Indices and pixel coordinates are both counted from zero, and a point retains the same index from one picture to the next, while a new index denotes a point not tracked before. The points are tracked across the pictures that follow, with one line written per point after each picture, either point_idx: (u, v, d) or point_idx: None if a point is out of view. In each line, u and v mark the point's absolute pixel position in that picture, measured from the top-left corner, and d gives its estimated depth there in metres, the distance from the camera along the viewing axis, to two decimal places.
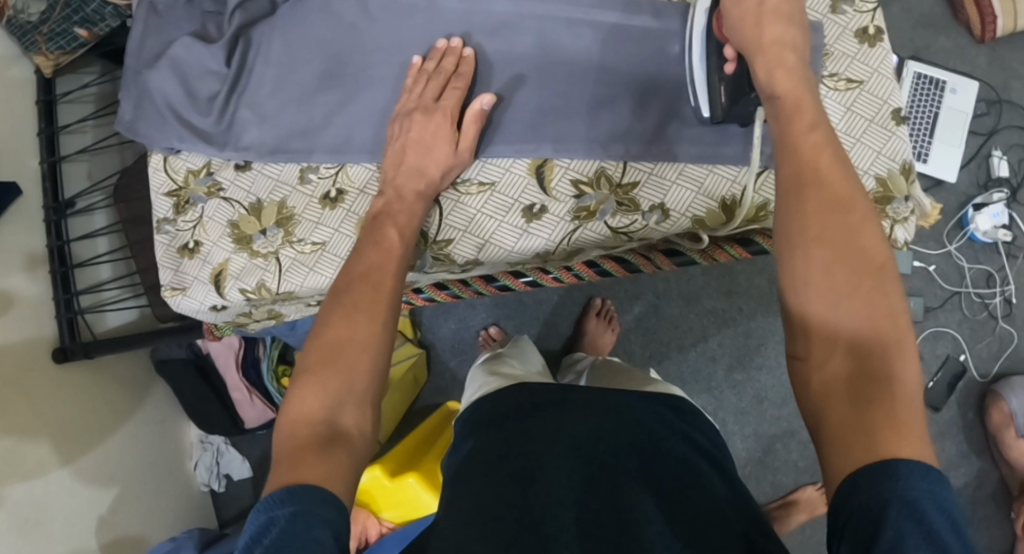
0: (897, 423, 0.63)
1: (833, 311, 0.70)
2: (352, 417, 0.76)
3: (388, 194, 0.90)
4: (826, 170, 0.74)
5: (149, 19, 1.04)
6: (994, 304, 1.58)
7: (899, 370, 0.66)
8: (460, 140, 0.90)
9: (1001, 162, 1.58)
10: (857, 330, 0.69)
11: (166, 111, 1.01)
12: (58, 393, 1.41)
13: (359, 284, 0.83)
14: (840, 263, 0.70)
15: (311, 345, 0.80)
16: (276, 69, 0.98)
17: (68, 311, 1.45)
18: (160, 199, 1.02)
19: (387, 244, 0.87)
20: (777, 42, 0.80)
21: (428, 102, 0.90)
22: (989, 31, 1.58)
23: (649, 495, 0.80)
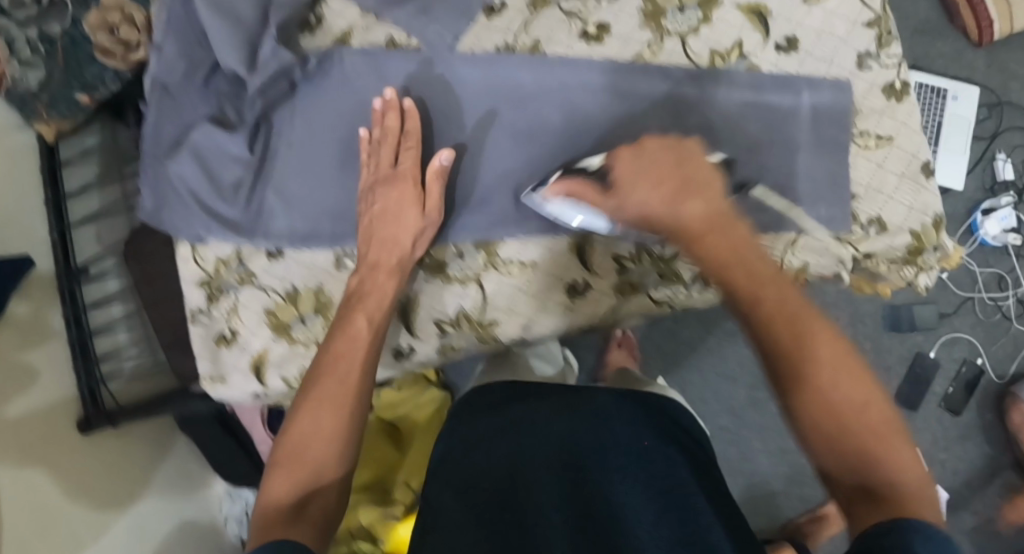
0: (895, 469, 0.66)
1: (836, 426, 0.67)
2: (322, 498, 0.75)
3: (363, 271, 0.88)
4: (774, 312, 0.71)
5: (162, 103, 1.02)
6: (1007, 306, 1.59)
7: (869, 417, 0.68)
8: (427, 200, 0.88)
9: (1005, 165, 1.60)
10: (841, 414, 0.68)
11: (190, 200, 1.00)
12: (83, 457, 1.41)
13: (323, 366, 0.81)
14: (812, 371, 0.69)
15: (279, 437, 0.78)
16: (299, 152, 0.96)
17: (89, 381, 1.44)
18: (192, 290, 1.01)
19: (355, 329, 0.84)
20: (703, 220, 0.76)
21: (386, 170, 0.88)
22: (986, 35, 1.59)
23: (633, 485, 0.79)
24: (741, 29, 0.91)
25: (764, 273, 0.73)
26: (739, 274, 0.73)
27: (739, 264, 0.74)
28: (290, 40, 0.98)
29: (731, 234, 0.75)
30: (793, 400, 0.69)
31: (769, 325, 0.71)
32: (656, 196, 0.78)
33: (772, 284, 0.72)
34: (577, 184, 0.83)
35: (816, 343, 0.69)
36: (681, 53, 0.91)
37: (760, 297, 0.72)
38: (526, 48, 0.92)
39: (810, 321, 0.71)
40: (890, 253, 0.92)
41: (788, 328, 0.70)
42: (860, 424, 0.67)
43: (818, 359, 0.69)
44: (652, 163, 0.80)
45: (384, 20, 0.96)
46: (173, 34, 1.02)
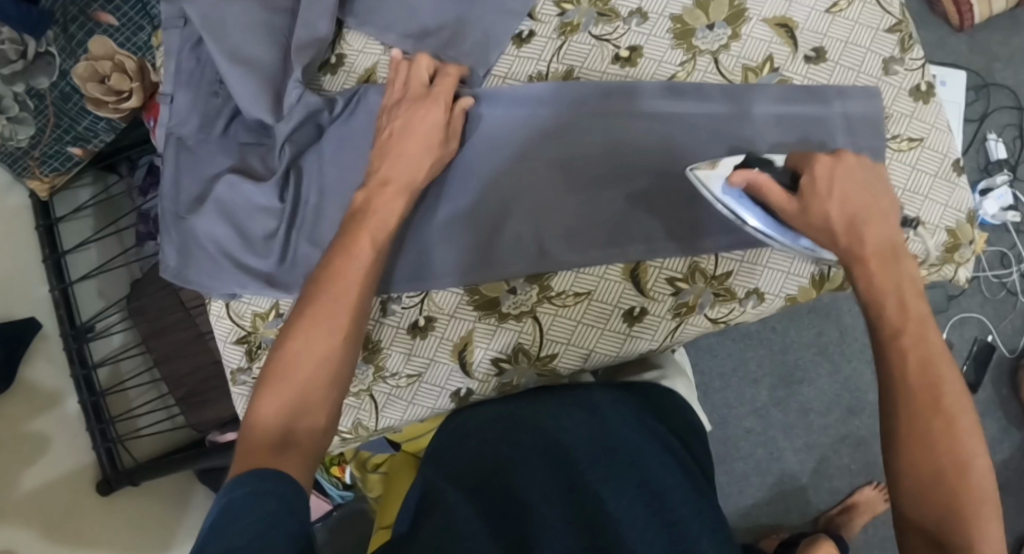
0: (977, 531, 0.64)
1: (929, 477, 0.66)
2: (308, 425, 0.73)
3: (371, 186, 0.85)
4: (929, 353, 0.70)
5: (180, 156, 0.99)
6: (1012, 281, 1.62)
7: (973, 475, 0.66)
8: (449, 137, 0.89)
9: (997, 144, 1.62)
10: (945, 460, 0.66)
11: (219, 256, 0.96)
12: (108, 521, 1.35)
13: (325, 289, 0.77)
14: (942, 422, 0.68)
15: (273, 352, 0.76)
16: (333, 198, 0.94)
17: (105, 440, 1.35)
18: (230, 348, 0.98)
19: (359, 253, 0.80)
20: (885, 246, 0.76)
21: (418, 93, 0.89)
22: (966, 20, 1.62)
23: (629, 484, 0.78)
24: (770, 43, 0.92)
25: (918, 314, 0.72)
26: (892, 305, 0.73)
27: (894, 296, 0.73)
28: (312, 80, 0.97)
29: (902, 274, 0.74)
30: (900, 435, 0.68)
31: (906, 356, 0.70)
32: (837, 214, 0.78)
33: (918, 322, 0.71)
34: (759, 179, 0.81)
35: (947, 387, 0.69)
36: (714, 71, 0.92)
37: (902, 325, 0.72)
38: (559, 76, 0.93)
39: (951, 373, 0.69)
40: (929, 253, 0.92)
41: (930, 378, 0.69)
42: (964, 480, 0.66)
43: (948, 416, 0.68)
44: (843, 183, 0.79)
45: (407, 57, 0.96)
46: (185, 85, 1.00)
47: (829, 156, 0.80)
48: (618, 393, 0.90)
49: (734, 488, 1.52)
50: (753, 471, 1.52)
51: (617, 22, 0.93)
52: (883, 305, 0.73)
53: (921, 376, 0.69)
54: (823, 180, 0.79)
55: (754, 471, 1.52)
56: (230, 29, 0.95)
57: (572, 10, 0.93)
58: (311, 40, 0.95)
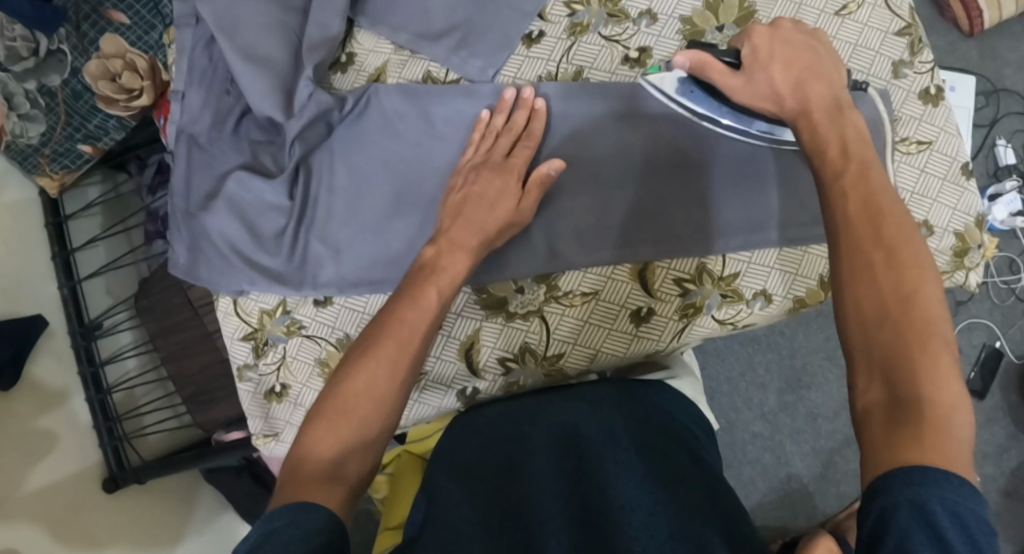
0: (925, 375, 0.58)
1: (874, 311, 0.61)
2: (357, 465, 0.71)
3: (440, 244, 0.84)
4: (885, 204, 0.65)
5: (192, 154, 0.99)
6: (1021, 288, 1.61)
7: (915, 304, 0.61)
8: (523, 199, 0.87)
9: (1006, 150, 1.62)
10: (886, 290, 0.61)
11: (229, 253, 0.96)
12: (118, 516, 1.35)
13: (387, 335, 0.76)
14: (888, 254, 0.63)
15: (328, 389, 0.74)
16: (342, 197, 0.95)
17: (111, 439, 1.37)
18: (237, 345, 0.98)
19: (423, 299, 0.80)
20: (827, 97, 0.74)
21: (497, 157, 0.88)
22: (977, 25, 1.62)
23: (632, 469, 0.76)
24: None
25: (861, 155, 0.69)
26: (829, 170, 0.69)
27: (837, 143, 0.71)
28: (323, 79, 0.97)
29: (847, 119, 0.72)
30: (845, 273, 0.63)
31: (848, 208, 0.66)
32: (781, 77, 0.77)
33: (859, 164, 0.68)
34: (705, 58, 0.82)
35: (891, 219, 0.64)
36: None
37: (843, 169, 0.68)
38: (569, 76, 0.93)
39: (892, 203, 0.65)
40: (938, 256, 0.91)
41: (877, 212, 0.64)
42: (909, 314, 0.60)
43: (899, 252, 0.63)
44: (780, 50, 0.78)
45: (419, 55, 0.96)
46: (198, 83, 1.01)
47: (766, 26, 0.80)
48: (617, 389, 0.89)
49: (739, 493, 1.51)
50: (760, 475, 1.51)
51: (627, 23, 0.93)
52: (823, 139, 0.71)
53: (865, 213, 0.65)
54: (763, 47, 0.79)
55: (761, 475, 1.51)
56: (243, 29, 0.96)
57: (582, 11, 0.94)
58: (323, 39, 0.95)
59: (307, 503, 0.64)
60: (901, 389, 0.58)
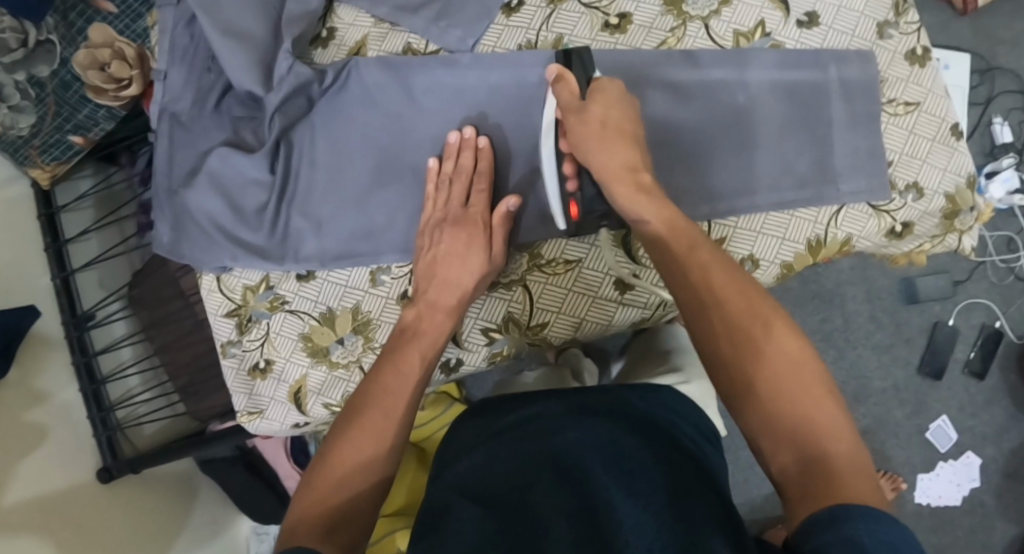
0: (817, 428, 0.65)
1: (759, 379, 0.67)
2: (349, 530, 0.70)
3: (420, 307, 0.86)
4: (720, 281, 0.72)
5: (174, 132, 1.00)
6: (1020, 267, 1.59)
7: (777, 362, 0.67)
8: (493, 242, 0.88)
9: (1003, 128, 1.60)
10: (740, 348, 0.68)
11: (212, 229, 0.97)
12: (107, 509, 1.33)
13: (370, 404, 0.76)
14: (725, 315, 0.70)
15: (320, 455, 0.74)
16: (325, 171, 0.95)
17: (105, 429, 1.37)
18: (221, 321, 0.98)
19: (405, 365, 0.80)
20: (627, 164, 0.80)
21: (455, 210, 0.89)
22: (969, 3, 1.60)
23: (636, 486, 0.70)
24: (762, 8, 0.90)
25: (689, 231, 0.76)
26: (684, 242, 0.75)
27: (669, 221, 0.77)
28: (303, 54, 0.97)
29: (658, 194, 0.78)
30: (713, 346, 0.70)
31: (703, 287, 0.72)
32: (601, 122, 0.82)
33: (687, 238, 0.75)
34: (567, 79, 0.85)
35: (738, 300, 0.71)
36: (704, 36, 0.90)
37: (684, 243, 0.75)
38: (549, 43, 0.92)
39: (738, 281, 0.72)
40: (927, 219, 0.91)
41: (716, 293, 0.71)
42: (781, 381, 0.66)
43: (752, 332, 0.69)
44: (602, 112, 0.82)
45: (399, 27, 0.96)
46: (180, 62, 1.01)
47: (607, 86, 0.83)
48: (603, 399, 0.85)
49: (738, 479, 1.50)
50: (758, 459, 1.50)
51: None
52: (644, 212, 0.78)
53: (716, 287, 0.72)
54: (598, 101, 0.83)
55: (759, 459, 1.50)
56: (223, 5, 0.95)
57: None
58: (303, 13, 0.95)
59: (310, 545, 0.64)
60: (807, 450, 0.64)
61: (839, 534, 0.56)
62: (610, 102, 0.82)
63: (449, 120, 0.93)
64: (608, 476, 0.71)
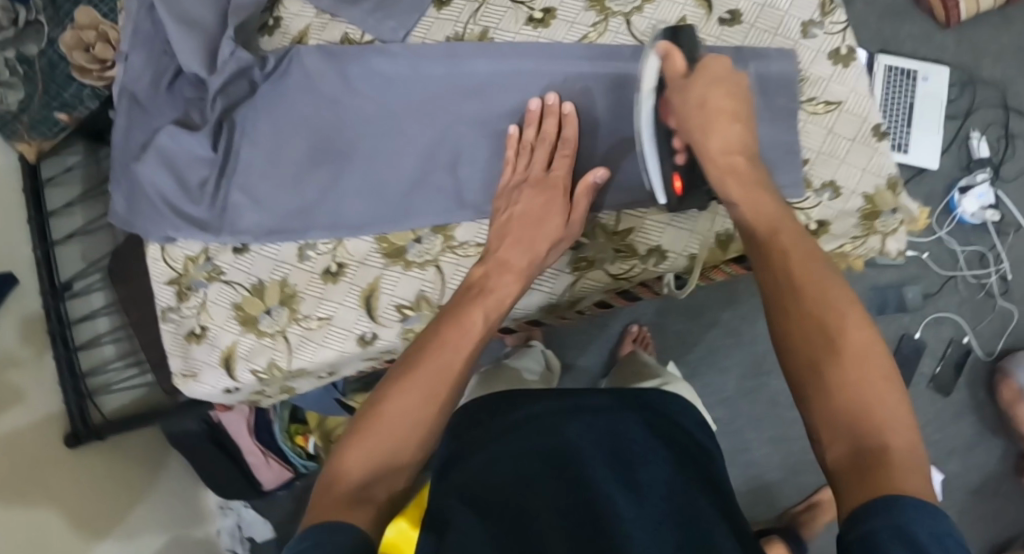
0: (880, 422, 0.63)
1: (841, 370, 0.65)
2: (387, 489, 0.70)
3: (489, 264, 0.86)
4: (795, 260, 0.71)
5: (132, 111, 1.03)
6: (991, 283, 1.58)
7: (847, 349, 0.66)
8: (573, 211, 0.89)
9: (980, 143, 1.58)
10: (807, 327, 0.68)
11: (160, 204, 1.00)
12: (83, 477, 1.36)
13: (425, 361, 0.76)
14: (804, 295, 0.69)
15: (366, 410, 0.74)
16: (263, 150, 0.98)
17: (78, 397, 1.37)
18: (162, 288, 1.03)
19: (466, 322, 0.80)
20: (724, 145, 0.80)
21: (539, 173, 0.90)
22: (953, 16, 1.56)
23: (655, 495, 0.74)
24: (685, 6, 0.93)
25: (771, 215, 0.75)
26: (764, 229, 0.74)
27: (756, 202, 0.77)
28: (249, 41, 1.01)
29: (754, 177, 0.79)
30: (776, 323, 0.70)
31: (790, 263, 0.71)
32: (700, 99, 0.81)
33: (771, 221, 0.75)
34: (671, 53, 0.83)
35: (834, 288, 0.69)
36: (626, 32, 0.93)
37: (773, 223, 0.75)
38: (475, 36, 0.95)
39: (821, 266, 0.71)
40: (845, 219, 0.92)
41: (796, 270, 0.71)
42: (856, 366, 0.65)
43: (834, 314, 0.68)
44: (704, 92, 0.81)
45: (338, 19, 0.99)
46: (140, 44, 1.03)
47: (713, 64, 0.82)
48: (607, 410, 0.85)
49: None
50: None
51: None
52: (730, 194, 0.79)
53: (803, 261, 0.71)
54: (701, 81, 0.82)
55: None
56: None
57: None
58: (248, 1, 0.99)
59: (345, 516, 0.65)
60: (865, 442, 0.63)
61: (888, 522, 0.57)
62: (711, 81, 0.82)
63: (385, 104, 0.95)
64: (606, 478, 0.75)
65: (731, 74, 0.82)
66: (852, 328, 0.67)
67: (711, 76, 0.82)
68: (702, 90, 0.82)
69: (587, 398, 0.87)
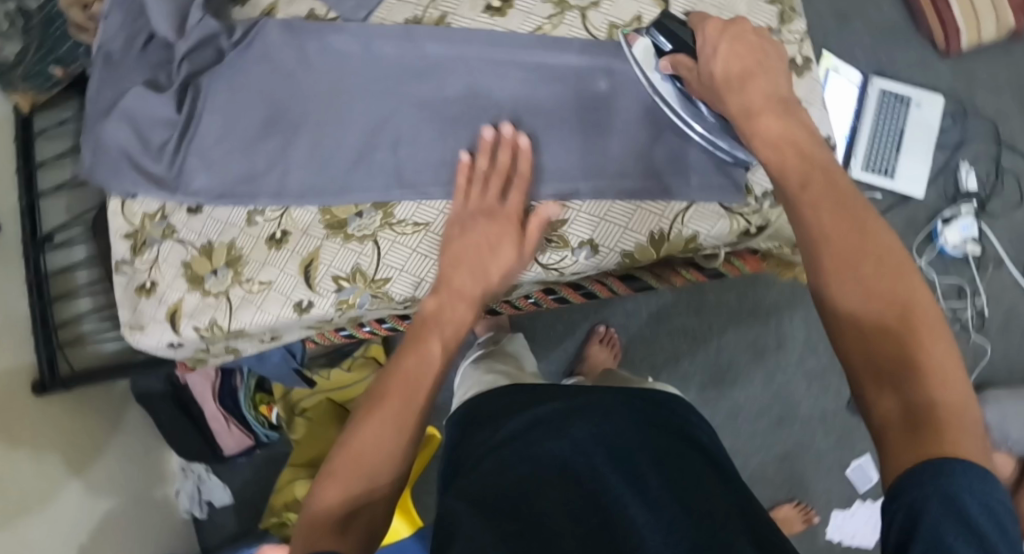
0: (937, 376, 0.60)
1: (884, 324, 0.63)
2: (366, 519, 0.76)
3: (442, 294, 0.90)
4: (830, 220, 0.67)
5: (105, 69, 1.06)
6: (966, 317, 1.49)
7: (893, 297, 0.63)
8: (524, 242, 0.91)
9: (969, 174, 1.50)
10: (854, 288, 0.64)
11: (122, 159, 1.03)
12: (52, 412, 1.29)
13: (390, 393, 0.82)
14: (841, 254, 0.66)
15: (339, 445, 0.80)
16: (223, 117, 1.00)
17: (48, 349, 1.29)
18: (118, 242, 1.05)
19: (426, 352, 0.85)
20: (756, 101, 0.78)
21: (491, 204, 0.90)
22: (953, 46, 1.52)
23: (660, 488, 0.69)
24: (642, 5, 0.94)
25: (806, 166, 0.72)
26: (795, 181, 0.71)
27: (793, 156, 0.73)
28: (219, 10, 1.04)
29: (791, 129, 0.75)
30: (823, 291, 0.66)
31: (823, 223, 0.67)
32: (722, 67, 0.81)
33: (813, 176, 0.71)
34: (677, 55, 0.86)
35: (872, 238, 0.66)
36: (580, 26, 0.94)
37: (808, 176, 0.71)
38: (433, 20, 0.97)
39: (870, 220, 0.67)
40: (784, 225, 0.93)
41: (830, 227, 0.67)
42: (902, 318, 0.62)
43: (881, 267, 0.65)
44: (722, 55, 0.80)
45: None
46: (120, 6, 1.06)
47: (723, 30, 0.82)
48: (604, 397, 0.80)
49: None
50: None
51: None
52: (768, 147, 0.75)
53: (842, 219, 0.67)
54: (716, 46, 0.81)
55: None
56: None
57: None
58: None
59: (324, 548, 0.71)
60: (915, 397, 0.60)
61: (940, 489, 0.55)
62: (727, 47, 0.81)
63: (343, 80, 0.97)
64: (612, 472, 0.71)
65: (736, 35, 0.81)
66: (900, 278, 0.64)
67: (726, 40, 0.81)
68: (718, 53, 0.81)
69: (591, 392, 0.82)
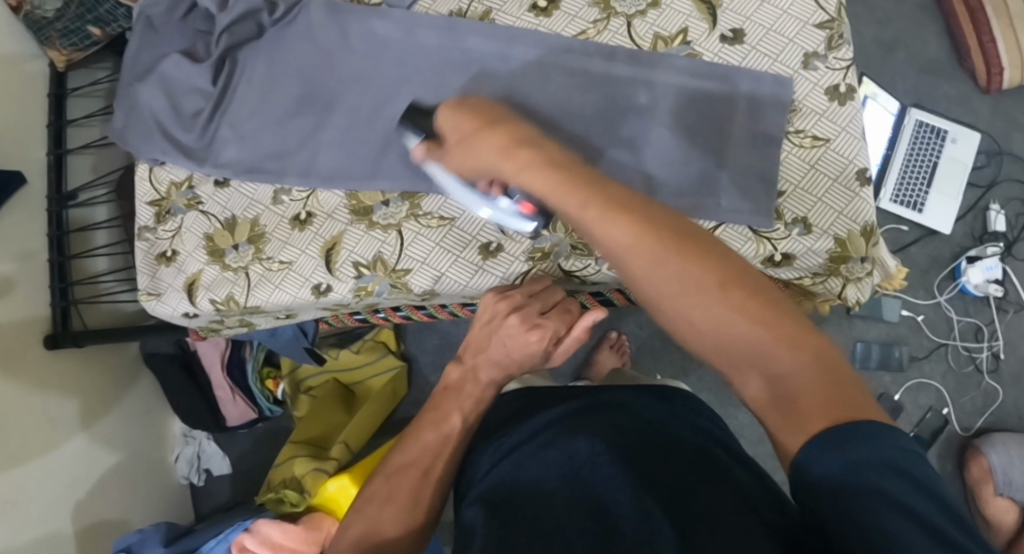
0: (789, 340, 0.63)
1: (723, 320, 0.65)
2: None
3: (462, 368, 0.89)
4: (625, 237, 0.67)
5: (144, 33, 1.06)
6: (981, 359, 1.46)
7: (711, 284, 0.65)
8: (550, 352, 0.91)
9: (998, 216, 1.48)
10: (677, 288, 0.66)
11: (153, 124, 1.03)
12: (62, 367, 1.29)
13: (407, 469, 0.82)
14: (651, 260, 0.67)
15: (354, 517, 0.81)
16: (257, 92, 1.00)
17: (63, 300, 1.29)
18: (143, 208, 1.05)
19: (445, 426, 0.85)
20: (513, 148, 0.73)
21: (531, 311, 0.89)
22: (994, 83, 1.49)
23: (676, 489, 0.69)
24: (689, 16, 0.94)
25: (577, 185, 0.70)
26: (573, 203, 0.69)
27: (568, 182, 0.70)
28: None
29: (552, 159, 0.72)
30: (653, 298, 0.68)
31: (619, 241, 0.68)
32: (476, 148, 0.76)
33: (588, 195, 0.69)
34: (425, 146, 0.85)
35: (672, 227, 0.68)
36: (624, 34, 0.94)
37: (582, 196, 0.69)
38: (477, 14, 0.97)
39: (659, 215, 0.68)
40: (811, 256, 0.90)
41: (630, 239, 0.67)
42: (738, 301, 0.65)
43: (693, 262, 0.66)
44: (459, 122, 0.77)
45: None
46: None
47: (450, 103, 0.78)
48: (623, 402, 0.80)
49: None
50: None
51: None
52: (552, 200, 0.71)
53: (639, 225, 0.67)
54: (455, 119, 0.77)
55: None
56: None
57: None
58: None
59: None
60: (779, 377, 0.62)
61: (845, 457, 0.57)
62: (469, 119, 0.77)
63: (380, 66, 0.97)
64: (621, 476, 0.70)
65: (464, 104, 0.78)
66: (709, 264, 0.66)
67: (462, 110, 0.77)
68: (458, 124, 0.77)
69: (614, 394, 0.82)
